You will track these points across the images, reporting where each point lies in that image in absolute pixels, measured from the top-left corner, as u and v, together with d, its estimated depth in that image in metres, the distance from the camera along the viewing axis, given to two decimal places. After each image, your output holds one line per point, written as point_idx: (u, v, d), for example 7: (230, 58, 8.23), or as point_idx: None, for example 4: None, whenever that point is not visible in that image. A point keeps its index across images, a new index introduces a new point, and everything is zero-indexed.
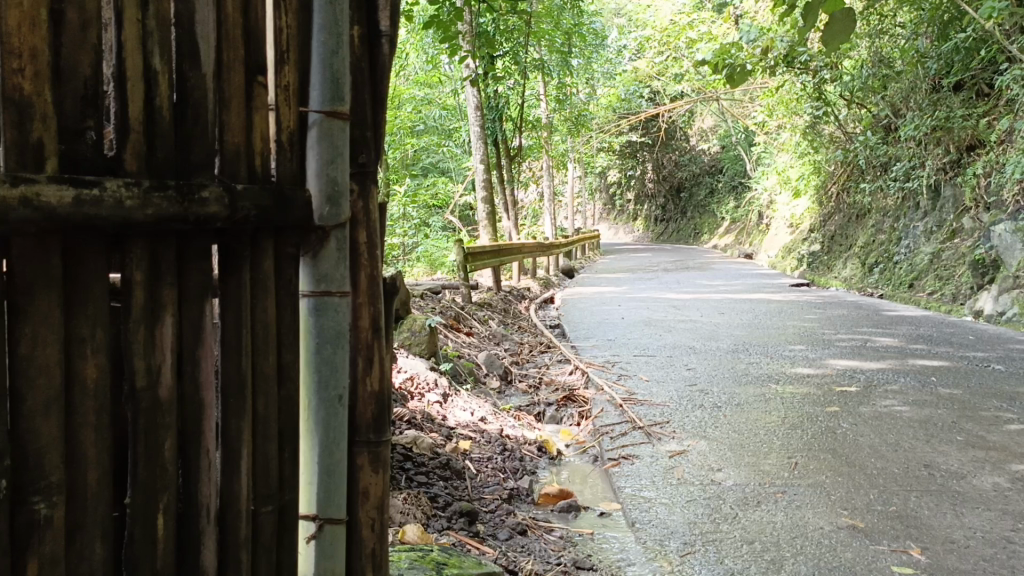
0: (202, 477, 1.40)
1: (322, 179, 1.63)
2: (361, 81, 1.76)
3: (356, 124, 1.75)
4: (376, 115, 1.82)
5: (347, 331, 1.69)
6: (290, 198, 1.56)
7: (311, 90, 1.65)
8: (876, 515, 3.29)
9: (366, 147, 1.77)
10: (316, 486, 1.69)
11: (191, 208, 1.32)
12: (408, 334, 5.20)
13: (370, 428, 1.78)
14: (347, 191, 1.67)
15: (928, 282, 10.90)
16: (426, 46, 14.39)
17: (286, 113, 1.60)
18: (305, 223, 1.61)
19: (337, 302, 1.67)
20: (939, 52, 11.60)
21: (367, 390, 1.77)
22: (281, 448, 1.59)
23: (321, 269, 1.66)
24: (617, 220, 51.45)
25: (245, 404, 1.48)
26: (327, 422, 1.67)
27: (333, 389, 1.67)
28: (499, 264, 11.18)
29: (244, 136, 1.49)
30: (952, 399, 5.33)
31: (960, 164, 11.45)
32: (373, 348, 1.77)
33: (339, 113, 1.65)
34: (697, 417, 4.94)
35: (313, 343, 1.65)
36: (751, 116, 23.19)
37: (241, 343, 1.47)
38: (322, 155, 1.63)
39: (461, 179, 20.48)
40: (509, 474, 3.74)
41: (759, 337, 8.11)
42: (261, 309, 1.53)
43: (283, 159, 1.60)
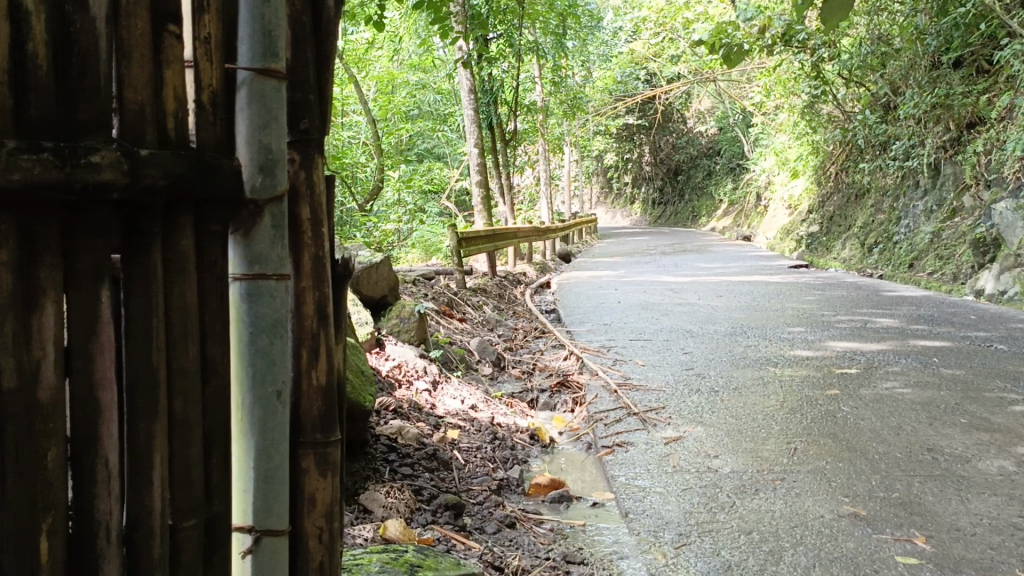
0: (99, 488, 1.18)
1: (252, 147, 1.33)
2: (302, 37, 1.45)
3: (296, 86, 1.44)
4: (322, 76, 1.50)
5: (287, 320, 1.40)
6: (212, 167, 1.28)
7: (238, 45, 1.36)
8: (878, 501, 3.18)
9: (311, 111, 1.47)
10: (251, 494, 1.39)
11: (76, 175, 1.10)
12: (396, 321, 5.07)
13: (318, 428, 1.48)
14: (285, 161, 1.37)
15: (928, 262, 10.79)
16: (419, 28, 14.22)
17: (207, 70, 1.34)
18: (233, 196, 1.32)
19: (273, 287, 1.38)
20: (938, 29, 11.44)
21: (312, 383, 1.46)
22: (207, 455, 1.32)
23: (254, 249, 1.35)
24: (616, 203, 51.45)
25: (157, 407, 1.23)
26: (264, 424, 1.38)
27: (269, 385, 1.38)
28: (494, 249, 11.04)
29: (149, 92, 1.23)
30: (955, 380, 5.22)
31: (960, 141, 11.31)
32: (320, 335, 1.46)
33: (272, 71, 1.35)
34: (693, 402, 4.83)
35: (245, 332, 1.36)
36: (749, 97, 23.00)
37: (150, 334, 1.22)
38: (252, 118, 1.33)
39: (457, 164, 20.35)
40: (498, 464, 3.61)
41: (757, 320, 8.00)
42: (177, 295, 1.26)
43: (203, 124, 1.32)
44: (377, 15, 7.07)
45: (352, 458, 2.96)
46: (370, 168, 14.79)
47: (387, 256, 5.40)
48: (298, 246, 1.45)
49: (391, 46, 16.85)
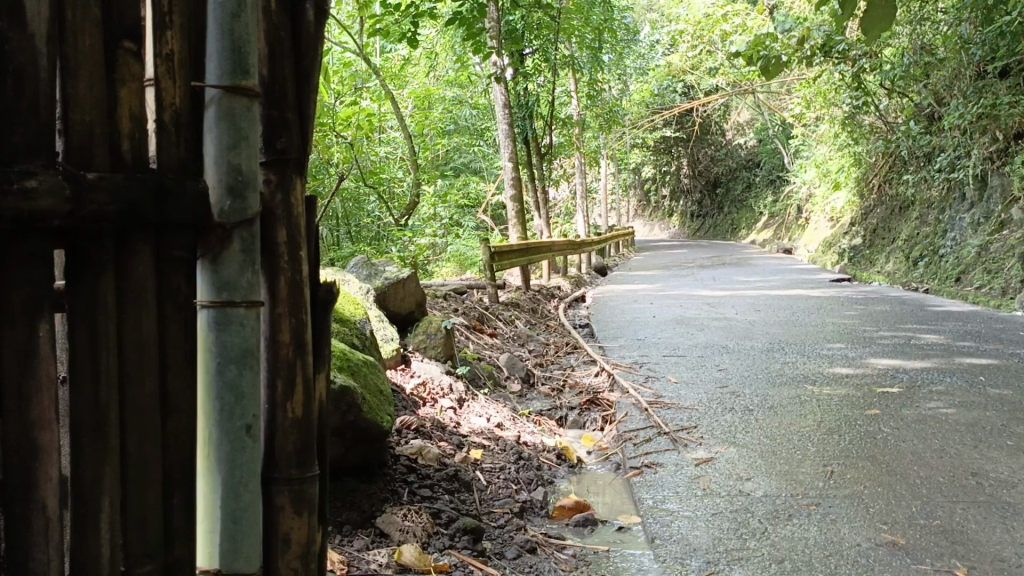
0: (36, 537, 1.13)
1: (221, 168, 1.31)
2: (280, 53, 1.42)
3: (271, 101, 1.40)
4: (302, 95, 1.47)
5: (258, 351, 1.36)
6: (173, 191, 1.23)
7: (207, 62, 1.34)
8: (918, 529, 3.04)
9: (289, 129, 1.43)
10: (218, 536, 1.36)
11: (9, 201, 1.03)
12: (423, 337, 5.03)
13: (293, 463, 1.43)
14: (256, 182, 1.35)
15: (976, 276, 10.47)
16: (455, 44, 14.26)
17: (169, 88, 1.28)
18: (202, 220, 1.29)
19: (243, 315, 1.34)
20: (982, 38, 11.22)
21: (287, 417, 1.42)
22: (168, 495, 1.27)
23: (223, 275, 1.33)
24: (654, 217, 51.12)
25: (109, 445, 1.18)
26: (233, 459, 1.34)
27: (239, 418, 1.34)
28: (528, 263, 10.98)
29: (100, 112, 1.17)
30: (1002, 400, 5.02)
31: (1008, 152, 11.00)
32: (297, 367, 1.42)
33: (243, 87, 1.32)
34: (727, 421, 4.70)
35: (213, 363, 1.33)
36: (789, 109, 22.70)
37: (99, 370, 1.17)
38: (221, 138, 1.31)
39: (494, 179, 20.34)
40: (522, 485, 3.54)
41: (796, 336, 7.81)
42: (132, 326, 1.21)
43: (164, 144, 1.27)
44: (412, 30, 7.07)
45: (370, 480, 2.89)
46: (405, 182, 14.83)
47: (415, 272, 5.37)
48: (274, 275, 1.40)
49: (428, 61, 16.92)
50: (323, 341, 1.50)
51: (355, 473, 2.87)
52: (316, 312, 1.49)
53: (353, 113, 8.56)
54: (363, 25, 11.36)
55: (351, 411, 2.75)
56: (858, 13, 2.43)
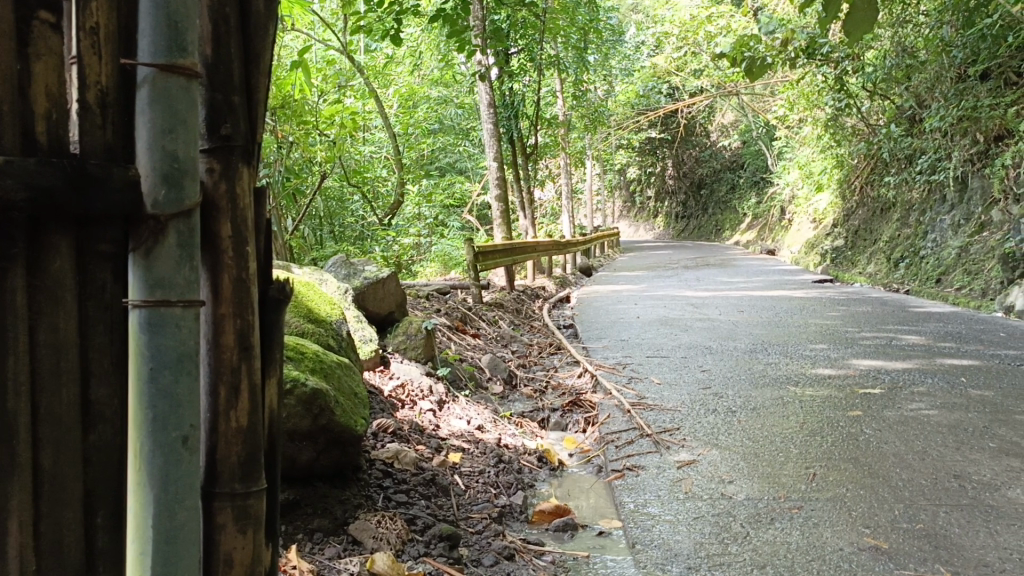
0: None
1: (154, 153, 1.09)
2: (225, 33, 1.25)
3: (213, 85, 1.24)
4: (251, 77, 1.29)
5: (197, 355, 1.14)
6: (96, 178, 1.03)
7: (139, 39, 1.12)
8: (901, 533, 2.99)
9: (236, 115, 1.26)
10: (149, 563, 1.10)
11: None
12: (403, 338, 4.95)
13: (236, 476, 1.25)
14: (195, 170, 1.13)
15: (956, 278, 10.51)
16: (440, 43, 14.21)
17: (94, 66, 1.07)
18: (131, 211, 1.08)
19: (180, 316, 1.12)
20: (964, 41, 11.24)
21: (229, 426, 1.24)
22: (91, 513, 1.07)
23: (157, 271, 1.09)
24: (640, 218, 51.29)
25: (18, 459, 1.00)
26: (166, 477, 1.10)
27: (173, 429, 1.10)
28: (512, 263, 10.91)
29: (12, 92, 1.00)
30: (983, 401, 4.99)
31: (988, 155, 11.05)
32: (241, 370, 1.24)
33: (179, 67, 1.11)
34: (709, 423, 4.65)
35: (144, 367, 1.08)
36: (773, 111, 22.79)
37: (6, 376, 0.99)
38: (155, 122, 1.09)
39: (479, 180, 20.25)
40: (501, 489, 3.46)
41: (779, 337, 7.78)
42: (49, 328, 1.02)
43: (87, 126, 1.06)
44: (394, 28, 6.95)
45: (344, 485, 2.81)
46: (390, 182, 14.74)
47: (395, 272, 5.29)
48: (215, 267, 1.22)
49: (413, 60, 16.82)
50: (270, 342, 1.32)
51: (328, 478, 2.78)
52: (267, 312, 1.33)
53: (337, 111, 8.40)
54: (347, 24, 11.25)
55: (323, 415, 2.67)
56: (841, 13, 2.38)
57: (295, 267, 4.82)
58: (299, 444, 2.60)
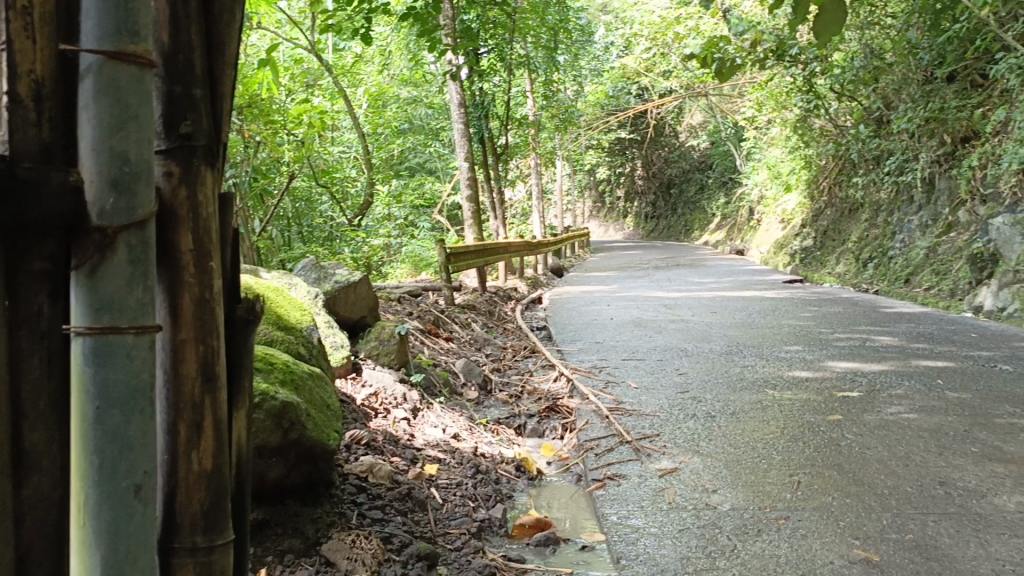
0: None
1: (101, 155, 0.97)
2: (184, 17, 1.12)
3: (169, 76, 1.11)
4: (214, 69, 1.16)
5: (150, 389, 1.01)
6: (28, 184, 0.90)
7: (82, 23, 0.99)
8: (890, 544, 2.93)
9: (198, 109, 1.12)
10: None
11: None
12: (376, 343, 4.81)
13: (198, 528, 1.12)
14: (147, 174, 1.01)
15: (924, 278, 10.57)
16: (409, 41, 14.05)
17: (29, 54, 0.94)
18: (72, 222, 0.96)
19: (132, 344, 1.00)
20: (931, 43, 11.33)
21: (191, 470, 1.11)
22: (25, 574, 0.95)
23: (104, 292, 0.98)
24: (609, 218, 51.41)
25: None
26: (116, 527, 0.98)
27: (124, 477, 0.99)
28: (484, 265, 10.78)
29: None
30: (961, 404, 4.97)
31: (954, 156, 11.14)
32: (204, 405, 1.11)
33: (130, 55, 0.99)
34: (689, 428, 4.57)
35: (88, 404, 0.97)
36: (742, 112, 22.90)
37: None
38: (101, 119, 0.97)
39: (449, 180, 20.06)
40: (480, 502, 3.34)
41: (753, 338, 7.74)
42: None
43: (21, 122, 0.93)
44: (363, 26, 6.78)
45: (316, 502, 2.66)
46: (360, 182, 14.50)
47: (367, 275, 5.14)
48: (174, 288, 1.09)
49: (382, 59, 16.62)
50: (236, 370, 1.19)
51: (299, 494, 2.62)
52: (234, 335, 1.20)
53: (305, 110, 8.21)
54: (315, 21, 11.04)
55: (293, 429, 2.53)
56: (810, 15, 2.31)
57: (264, 271, 4.65)
58: (268, 461, 2.45)
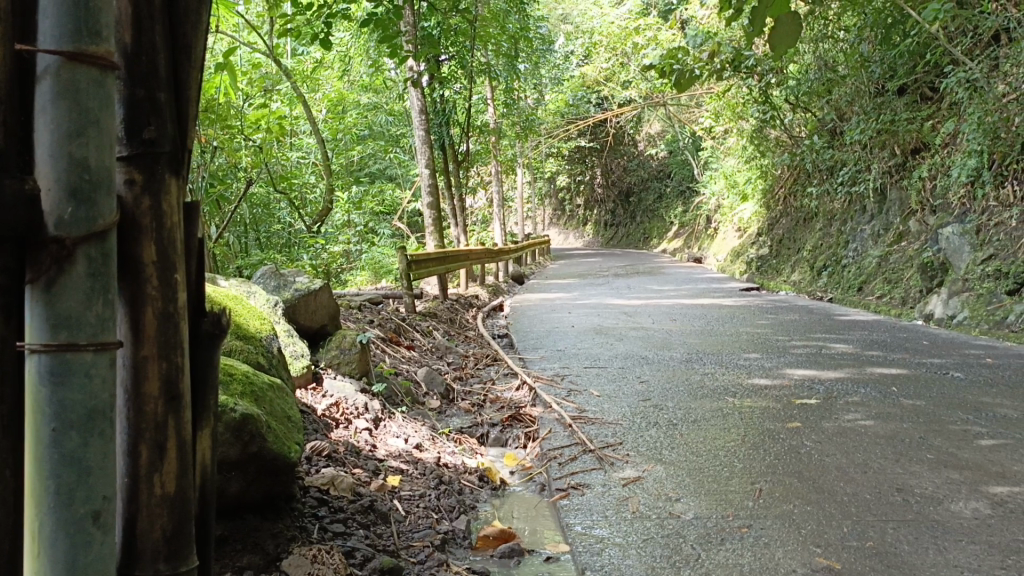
0: None
1: (60, 161, 0.93)
2: (148, 17, 1.07)
3: (133, 77, 1.06)
4: (178, 70, 1.12)
5: (110, 410, 0.97)
6: None
7: (39, 23, 0.95)
8: (851, 552, 2.95)
9: (162, 115, 1.08)
10: None
11: None
12: (337, 352, 4.75)
13: (161, 555, 1.07)
14: (108, 181, 0.97)
15: (876, 286, 10.77)
16: (369, 47, 13.99)
17: None
18: (27, 233, 0.91)
19: (91, 362, 0.95)
20: (882, 57, 11.58)
21: (154, 494, 1.06)
22: None
23: (62, 307, 0.93)
24: (568, 227, 51.63)
25: None
26: (73, 554, 0.93)
27: (81, 504, 0.94)
28: (445, 272, 10.73)
29: None
30: (916, 411, 5.05)
31: (905, 167, 11.38)
32: (168, 426, 1.07)
33: (92, 55, 0.94)
34: (652, 436, 4.58)
35: (45, 425, 0.92)
36: (699, 122, 23.20)
37: None
38: (61, 122, 0.92)
39: (409, 187, 19.96)
40: (444, 514, 3.30)
41: (712, 346, 7.80)
42: None
43: None
44: (321, 31, 6.71)
45: (276, 517, 2.59)
46: (318, 189, 14.36)
47: (328, 283, 5.07)
48: (137, 300, 1.05)
49: (342, 64, 16.54)
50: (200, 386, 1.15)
51: (259, 509, 2.56)
52: (197, 349, 1.16)
53: (263, 115, 8.10)
54: (273, 26, 10.94)
55: (253, 442, 2.46)
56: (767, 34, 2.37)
57: (223, 279, 4.56)
58: (226, 475, 2.39)
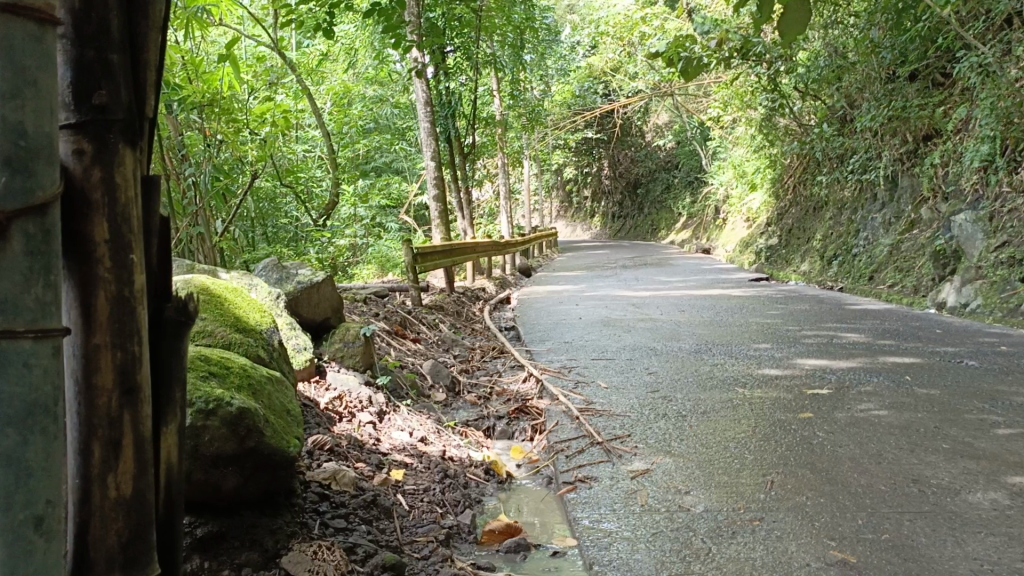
0: None
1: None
2: None
3: (83, 39, 0.96)
4: (134, 33, 1.02)
5: (56, 404, 0.86)
6: None
7: None
8: (867, 545, 2.87)
9: (115, 80, 0.99)
10: None
11: None
12: (340, 345, 4.69)
13: (115, 564, 0.98)
14: (46, 146, 0.85)
15: (888, 274, 10.65)
16: (375, 39, 13.93)
17: None
18: None
19: (30, 352, 0.83)
20: (892, 43, 11.45)
21: (107, 497, 0.97)
22: None
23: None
24: (576, 219, 51.53)
25: None
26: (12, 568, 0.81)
27: (24, 509, 0.82)
28: (452, 264, 10.67)
29: None
30: (930, 400, 4.96)
31: (917, 153, 11.24)
32: (122, 421, 0.98)
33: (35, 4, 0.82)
34: (660, 428, 4.50)
35: None
36: (707, 111, 23.07)
37: None
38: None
39: (416, 180, 19.90)
40: (448, 508, 3.23)
41: (722, 336, 7.71)
42: None
43: None
44: (325, 24, 6.64)
45: (275, 512, 2.52)
46: (325, 182, 14.34)
47: (331, 275, 5.01)
48: (87, 284, 0.96)
49: (347, 57, 16.50)
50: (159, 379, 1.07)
51: (257, 505, 2.48)
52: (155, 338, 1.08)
53: (268, 109, 8.03)
54: (278, 18, 10.90)
55: (250, 436, 2.38)
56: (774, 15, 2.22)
57: (224, 271, 4.49)
58: (223, 470, 2.30)
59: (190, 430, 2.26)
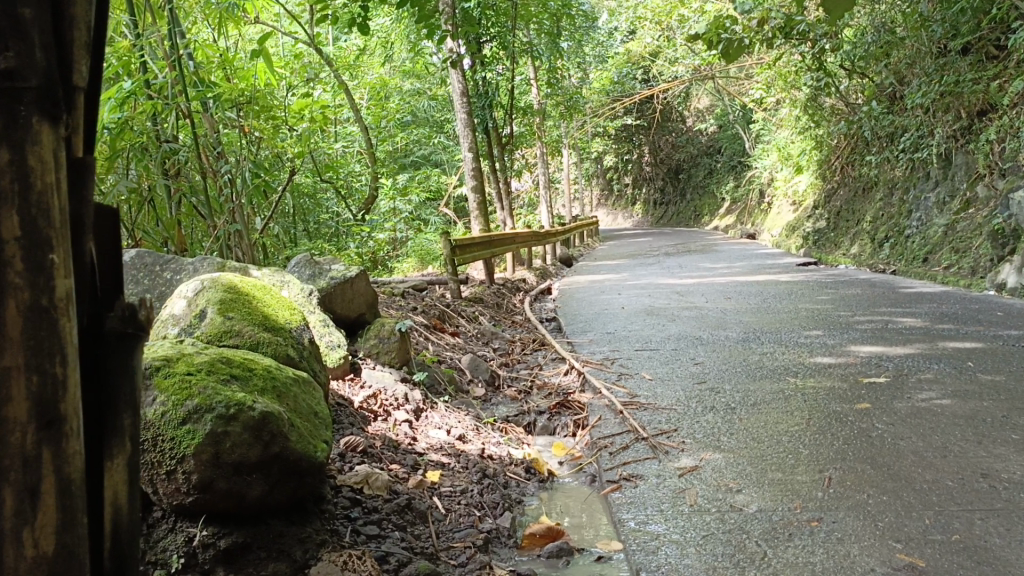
0: None
1: None
2: None
3: None
4: None
5: None
6: None
7: None
8: (937, 547, 2.67)
9: (28, 38, 0.76)
10: None
11: None
12: (375, 341, 4.58)
13: None
14: None
15: (943, 256, 10.24)
16: (410, 30, 13.84)
17: None
18: None
19: None
20: (943, 15, 11.01)
21: (23, 557, 0.76)
22: None
23: None
24: (618, 207, 51.13)
25: None
26: None
27: None
28: (491, 255, 10.53)
29: None
30: (996, 388, 4.69)
31: (971, 130, 10.80)
32: (41, 460, 0.77)
33: None
34: (708, 422, 4.31)
35: None
36: (749, 94, 22.60)
37: None
38: None
39: (455, 172, 19.79)
40: (487, 510, 3.10)
41: (770, 324, 7.46)
42: None
43: None
44: (358, 18, 6.49)
45: (304, 520, 2.39)
46: (364, 177, 14.32)
47: (364, 270, 4.90)
48: None
49: (383, 50, 16.44)
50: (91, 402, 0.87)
51: (284, 513, 2.36)
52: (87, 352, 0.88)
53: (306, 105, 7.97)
54: (313, 13, 10.85)
55: (275, 442, 2.26)
56: None
57: (256, 269, 4.41)
58: (247, 478, 2.17)
59: (211, 437, 2.14)
